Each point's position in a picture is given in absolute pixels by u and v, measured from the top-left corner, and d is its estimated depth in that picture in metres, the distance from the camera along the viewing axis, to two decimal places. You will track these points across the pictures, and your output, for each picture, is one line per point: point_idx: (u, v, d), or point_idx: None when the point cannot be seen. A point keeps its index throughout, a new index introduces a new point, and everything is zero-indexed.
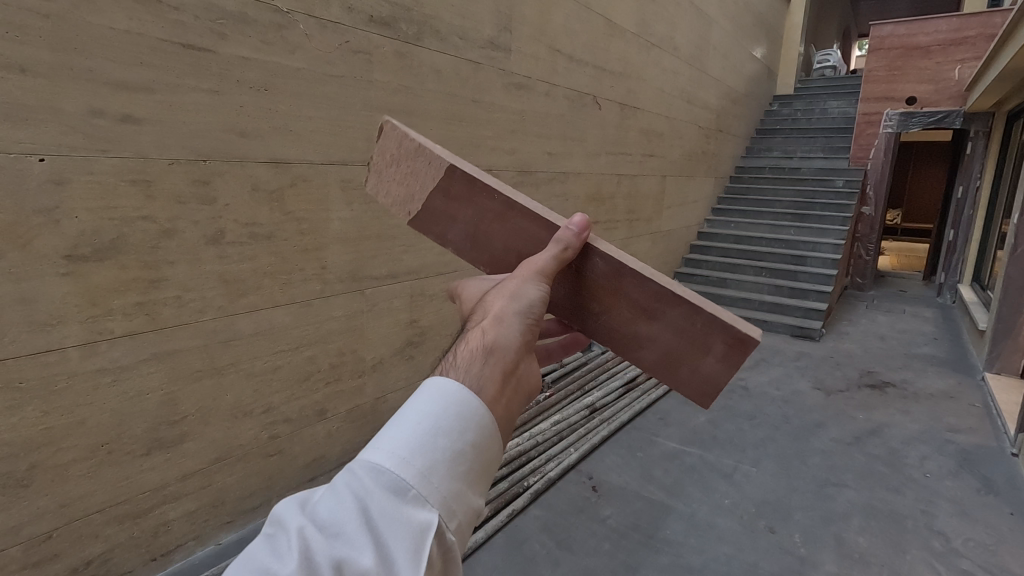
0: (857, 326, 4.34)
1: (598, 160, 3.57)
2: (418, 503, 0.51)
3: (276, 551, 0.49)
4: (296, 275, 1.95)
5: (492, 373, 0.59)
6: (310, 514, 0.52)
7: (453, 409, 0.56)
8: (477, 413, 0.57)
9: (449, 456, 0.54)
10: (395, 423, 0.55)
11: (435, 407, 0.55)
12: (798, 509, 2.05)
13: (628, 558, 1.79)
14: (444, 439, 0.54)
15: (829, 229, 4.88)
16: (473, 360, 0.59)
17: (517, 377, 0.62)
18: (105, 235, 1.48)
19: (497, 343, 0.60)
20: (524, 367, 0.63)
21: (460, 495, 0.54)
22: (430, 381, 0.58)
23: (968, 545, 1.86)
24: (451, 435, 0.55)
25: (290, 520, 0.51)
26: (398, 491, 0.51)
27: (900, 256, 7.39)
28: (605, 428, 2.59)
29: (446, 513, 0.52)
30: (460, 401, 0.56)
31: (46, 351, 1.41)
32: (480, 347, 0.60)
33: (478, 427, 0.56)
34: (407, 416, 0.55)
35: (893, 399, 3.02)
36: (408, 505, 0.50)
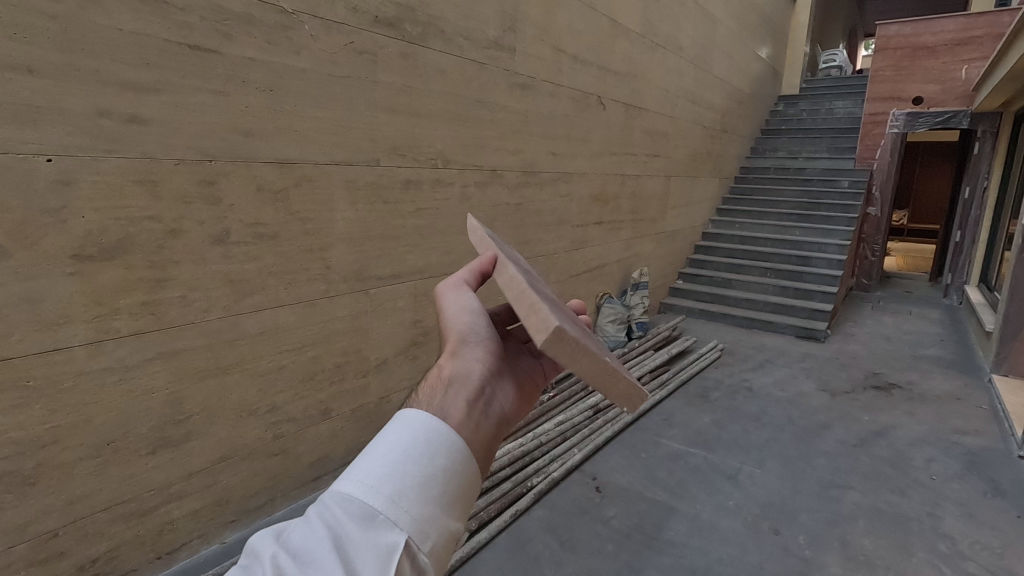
0: (862, 327, 4.32)
1: (602, 160, 3.57)
2: (386, 527, 0.53)
3: None
4: (301, 275, 1.96)
5: (454, 401, 0.64)
6: (284, 543, 0.54)
7: (420, 436, 0.60)
8: (447, 438, 0.60)
9: (418, 481, 0.56)
10: (366, 455, 0.58)
11: (403, 436, 0.59)
12: (803, 510, 2.04)
13: (632, 559, 1.78)
14: (413, 465, 0.57)
15: (834, 230, 4.85)
16: (433, 393, 0.66)
17: (485, 402, 0.66)
18: (111, 235, 1.49)
19: (451, 373, 0.67)
20: (490, 394, 0.68)
21: (434, 518, 0.56)
22: (399, 415, 0.62)
23: (975, 548, 1.84)
24: (421, 459, 0.58)
25: (263, 549, 0.53)
26: (366, 515, 0.53)
27: (906, 257, 7.37)
28: (610, 429, 2.58)
29: (419, 536, 0.54)
30: (430, 425, 0.60)
31: (52, 350, 1.42)
32: (439, 381, 0.66)
33: (450, 450, 0.60)
34: (377, 446, 0.59)
35: (899, 401, 3.00)
36: (377, 529, 0.53)
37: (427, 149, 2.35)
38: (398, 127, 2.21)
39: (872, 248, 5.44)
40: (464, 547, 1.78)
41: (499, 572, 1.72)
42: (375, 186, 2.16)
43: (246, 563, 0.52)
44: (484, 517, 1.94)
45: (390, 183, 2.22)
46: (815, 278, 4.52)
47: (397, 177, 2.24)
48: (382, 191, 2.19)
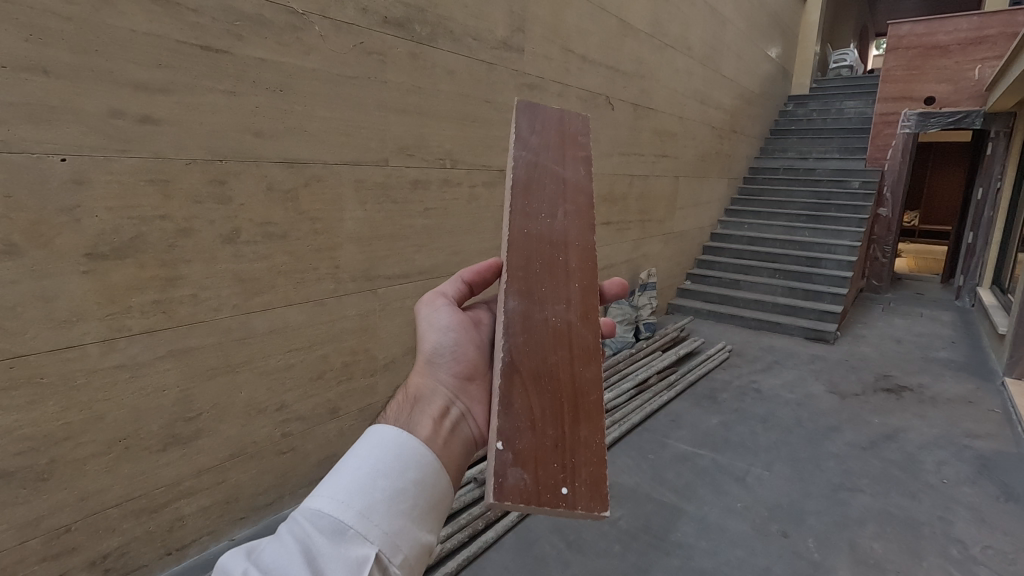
0: (872, 329, 4.28)
1: (610, 160, 3.56)
2: (357, 541, 0.59)
3: None
4: (310, 274, 1.97)
5: (419, 419, 0.77)
6: (255, 560, 0.58)
7: (385, 457, 0.67)
8: (417, 455, 0.69)
9: (383, 497, 0.64)
10: (337, 473, 0.65)
11: (375, 453, 0.67)
12: (812, 513, 2.03)
13: (639, 560, 1.78)
14: (381, 482, 0.64)
15: (844, 231, 4.81)
16: (403, 404, 0.81)
17: (450, 424, 0.81)
18: (124, 234, 1.50)
19: (417, 392, 0.84)
20: (457, 421, 0.83)
21: (403, 531, 0.63)
22: (369, 431, 0.71)
23: (987, 553, 1.82)
24: (390, 476, 0.65)
25: (235, 566, 0.57)
26: (335, 530, 0.59)
27: (918, 258, 7.31)
28: (617, 429, 2.58)
29: (388, 548, 0.61)
30: (400, 441, 0.69)
31: (65, 348, 1.44)
32: (407, 399, 0.83)
33: (418, 466, 0.68)
34: (348, 464, 0.66)
35: (909, 404, 2.97)
36: (346, 544, 0.59)
37: (435, 149, 2.36)
38: (407, 126, 2.21)
39: (883, 249, 5.39)
40: (471, 546, 1.79)
41: (505, 572, 1.72)
42: (384, 186, 2.16)
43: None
44: (491, 516, 1.94)
45: (398, 183, 2.22)
46: (824, 279, 4.49)
47: (405, 177, 2.25)
48: (390, 190, 2.19)
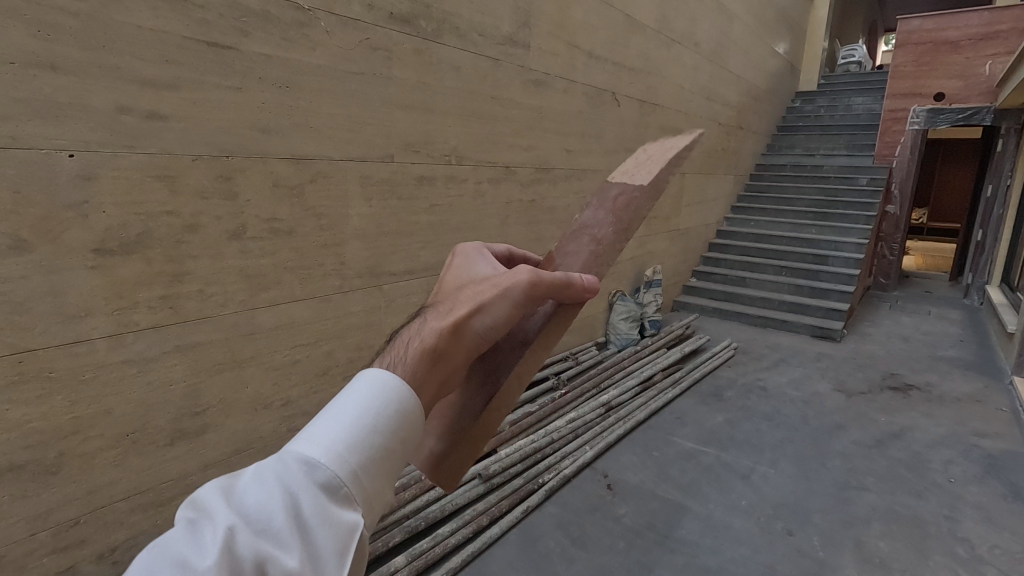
0: (880, 328, 4.24)
1: (616, 157, 3.55)
2: (342, 505, 0.50)
3: (194, 542, 0.45)
4: (316, 270, 1.98)
5: (426, 382, 0.63)
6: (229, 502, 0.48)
7: (384, 408, 0.57)
8: (414, 417, 0.59)
9: (378, 458, 0.54)
10: (332, 418, 0.55)
11: (377, 403, 0.56)
12: (818, 512, 2.02)
13: (643, 557, 1.78)
14: (377, 438, 0.55)
15: (851, 228, 4.78)
16: (416, 364, 0.63)
17: (441, 391, 0.67)
18: (131, 230, 1.51)
19: (442, 351, 0.66)
20: (447, 385, 0.68)
21: (384, 499, 0.55)
22: (369, 374, 0.59)
23: (993, 552, 1.81)
24: (387, 431, 0.56)
25: (210, 508, 0.48)
26: (327, 484, 0.50)
27: (926, 256, 7.26)
28: (623, 426, 2.58)
29: (370, 518, 0.53)
30: (399, 393, 0.58)
31: (73, 343, 1.45)
32: (426, 349, 0.64)
33: (414, 429, 0.59)
34: (344, 410, 0.56)
35: (917, 402, 2.95)
36: (334, 505, 0.50)
37: (440, 145, 2.36)
38: (413, 123, 2.21)
39: (891, 247, 5.35)
40: (474, 542, 1.79)
41: (509, 569, 1.73)
42: (389, 182, 2.16)
43: (191, 521, 0.47)
44: (495, 513, 1.93)
45: (404, 179, 2.22)
46: (831, 277, 4.46)
47: (411, 174, 2.25)
48: (395, 187, 2.20)
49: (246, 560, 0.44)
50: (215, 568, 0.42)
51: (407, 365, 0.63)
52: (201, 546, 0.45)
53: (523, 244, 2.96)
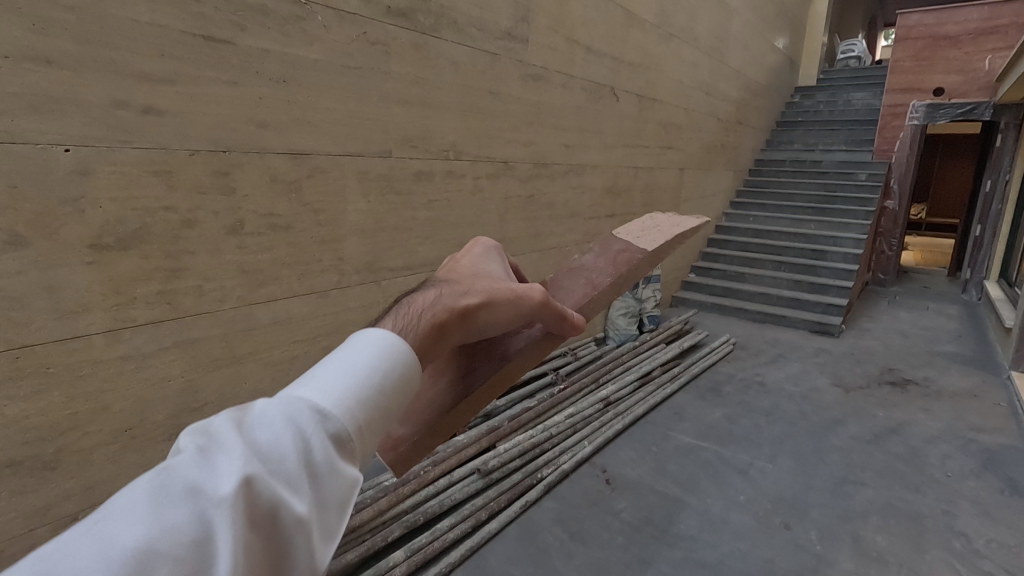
0: (878, 323, 4.25)
1: (615, 153, 3.54)
2: (350, 456, 0.45)
3: (199, 471, 0.39)
4: (315, 266, 1.97)
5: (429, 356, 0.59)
6: (235, 433, 0.42)
7: (401, 354, 0.51)
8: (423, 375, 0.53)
9: (391, 408, 0.49)
10: (349, 360, 0.48)
11: (396, 354, 0.50)
12: (815, 506, 2.03)
13: (641, 552, 1.79)
14: (393, 386, 0.49)
15: (850, 223, 4.78)
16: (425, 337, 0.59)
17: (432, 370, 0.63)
18: (128, 225, 1.50)
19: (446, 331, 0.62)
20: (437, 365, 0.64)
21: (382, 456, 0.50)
22: (383, 326, 0.53)
23: (990, 546, 1.82)
24: (402, 385, 0.50)
25: (215, 440, 0.41)
26: (342, 430, 0.44)
27: (924, 252, 7.26)
28: (621, 421, 2.58)
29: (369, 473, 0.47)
30: (412, 348, 0.52)
31: (70, 338, 1.44)
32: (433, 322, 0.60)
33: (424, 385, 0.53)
34: (361, 354, 0.49)
35: (915, 397, 2.96)
36: (344, 456, 0.44)
37: (438, 141, 2.35)
38: (411, 118, 2.21)
39: (889, 242, 5.36)
40: (472, 538, 1.79)
41: (508, 563, 1.73)
42: (387, 177, 2.16)
43: (193, 450, 0.40)
44: (494, 508, 1.93)
45: (402, 174, 2.22)
46: (829, 273, 4.46)
47: (409, 169, 2.24)
48: (394, 182, 2.19)
49: (254, 501, 0.38)
50: (224, 506, 0.36)
51: (416, 333, 0.57)
52: (202, 481, 0.38)
53: (522, 240, 2.96)
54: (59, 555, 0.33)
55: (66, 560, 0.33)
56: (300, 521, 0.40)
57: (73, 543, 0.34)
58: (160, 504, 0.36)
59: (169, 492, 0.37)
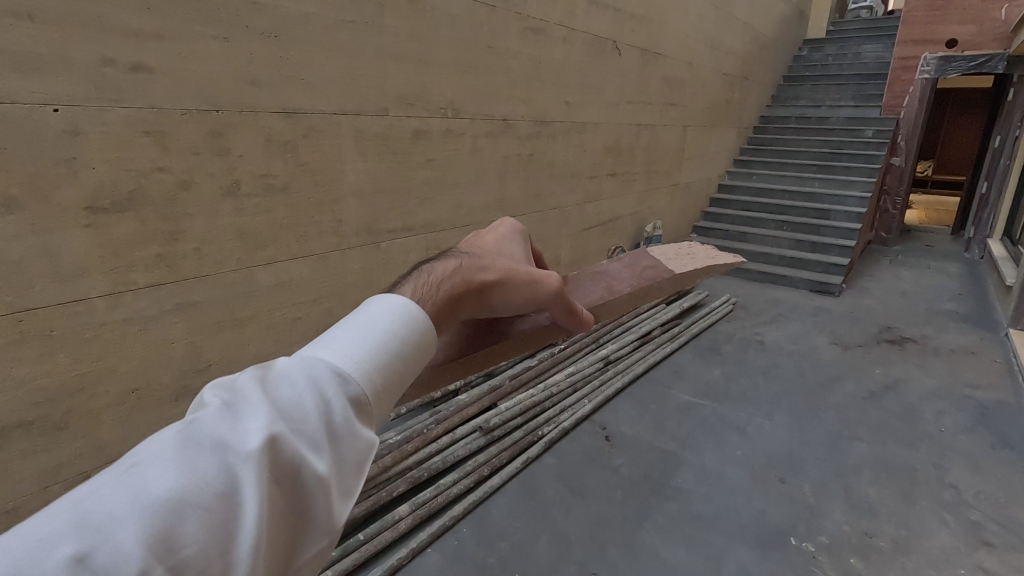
0: (879, 282, 4.24)
1: (616, 110, 3.46)
2: (362, 422, 0.49)
3: (232, 426, 0.42)
4: (313, 228, 1.96)
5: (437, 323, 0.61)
6: (263, 393, 0.45)
7: (413, 329, 0.54)
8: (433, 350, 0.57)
9: (398, 380, 0.52)
10: (365, 330, 0.51)
11: (409, 328, 0.53)
12: (810, 461, 2.08)
13: (639, 505, 1.84)
14: (405, 360, 0.52)
15: (855, 181, 4.71)
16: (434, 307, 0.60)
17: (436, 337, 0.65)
18: (123, 188, 1.49)
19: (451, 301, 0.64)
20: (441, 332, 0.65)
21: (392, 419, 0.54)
22: (399, 301, 0.55)
23: (979, 497, 1.88)
24: (412, 358, 0.53)
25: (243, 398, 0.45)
26: (356, 399, 0.48)
27: (929, 210, 7.19)
28: (621, 380, 2.62)
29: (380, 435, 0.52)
30: (423, 325, 0.55)
31: (72, 302, 1.45)
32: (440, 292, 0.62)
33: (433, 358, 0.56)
34: (376, 325, 0.52)
35: (912, 355, 2.99)
36: (360, 419, 0.49)
37: (436, 98, 2.29)
38: (407, 75, 2.15)
39: (894, 200, 5.30)
40: (476, 493, 1.84)
41: (510, 516, 1.79)
42: (384, 137, 2.12)
43: (225, 406, 0.44)
44: (496, 464, 1.98)
45: (399, 134, 2.17)
46: (832, 232, 4.42)
47: (406, 128, 2.20)
48: (391, 142, 2.15)
49: (284, 455, 0.43)
50: (258, 460, 0.41)
51: (434, 299, 0.60)
52: (239, 433, 0.42)
53: (522, 201, 2.93)
54: (119, 493, 0.37)
55: (128, 490, 0.37)
56: (319, 477, 0.44)
57: (131, 477, 0.38)
58: (201, 455, 0.40)
59: (209, 445, 0.41)
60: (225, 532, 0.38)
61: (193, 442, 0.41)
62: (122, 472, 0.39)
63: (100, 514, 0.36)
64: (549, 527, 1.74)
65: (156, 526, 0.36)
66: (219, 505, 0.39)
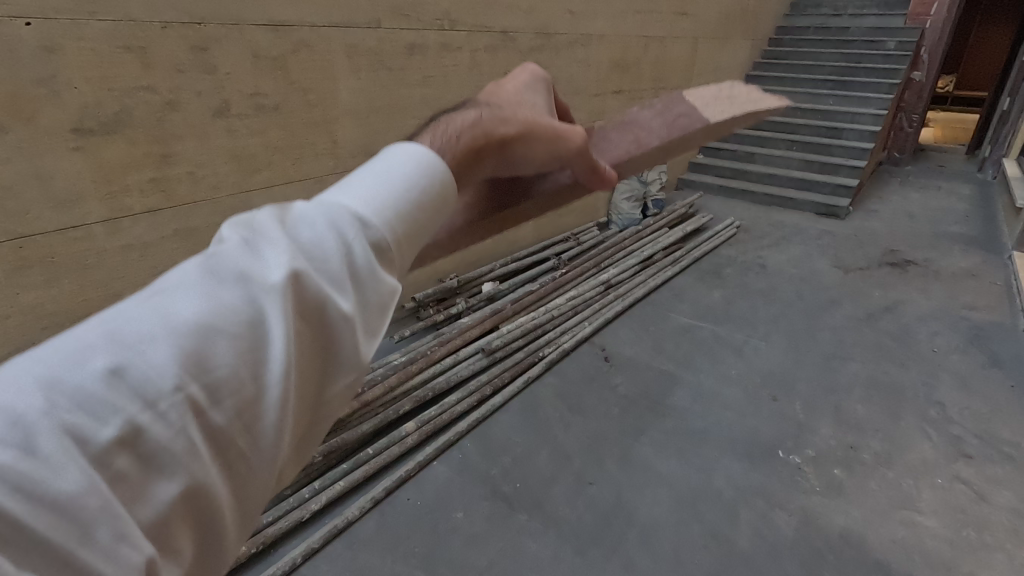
0: (886, 204, 4.17)
1: (624, 20, 3.25)
2: (385, 267, 0.44)
3: (250, 260, 0.39)
4: (308, 151, 1.91)
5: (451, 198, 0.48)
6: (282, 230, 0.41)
7: (439, 170, 0.46)
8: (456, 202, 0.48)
9: (422, 228, 0.46)
10: (383, 172, 0.45)
11: (430, 172, 0.45)
12: (802, 380, 2.14)
13: (635, 421, 1.92)
14: (431, 204, 0.45)
15: (871, 98, 4.50)
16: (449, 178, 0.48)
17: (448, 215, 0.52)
18: (109, 109, 1.43)
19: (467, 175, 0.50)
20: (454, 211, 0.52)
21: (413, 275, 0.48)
22: (412, 153, 0.46)
23: (962, 414, 1.95)
24: (433, 208, 0.46)
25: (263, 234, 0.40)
26: (379, 243, 0.43)
27: (946, 128, 6.93)
28: (621, 303, 2.65)
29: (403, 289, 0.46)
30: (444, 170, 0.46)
31: (70, 227, 1.44)
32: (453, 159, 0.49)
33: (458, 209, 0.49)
34: (395, 168, 0.45)
35: (913, 278, 2.99)
36: (383, 264, 0.43)
37: (431, 8, 2.15)
38: None
39: (910, 118, 5.09)
40: (479, 410, 1.92)
41: (512, 432, 1.87)
42: (378, 51, 2.01)
43: (244, 239, 0.40)
44: (498, 383, 2.05)
45: (394, 48, 2.06)
46: (843, 152, 4.29)
47: (401, 42, 2.08)
48: (385, 57, 2.04)
49: (306, 290, 0.39)
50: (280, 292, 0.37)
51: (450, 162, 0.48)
52: (262, 265, 0.39)
53: None
54: (142, 317, 0.35)
55: (151, 312, 0.35)
56: (343, 316, 0.40)
57: (154, 300, 0.36)
58: (222, 283, 0.37)
59: (230, 275, 0.37)
60: (251, 361, 0.36)
61: (214, 271, 0.37)
62: (149, 296, 0.37)
63: (129, 330, 0.34)
64: (548, 442, 1.83)
65: (187, 344, 0.34)
66: (247, 334, 0.36)
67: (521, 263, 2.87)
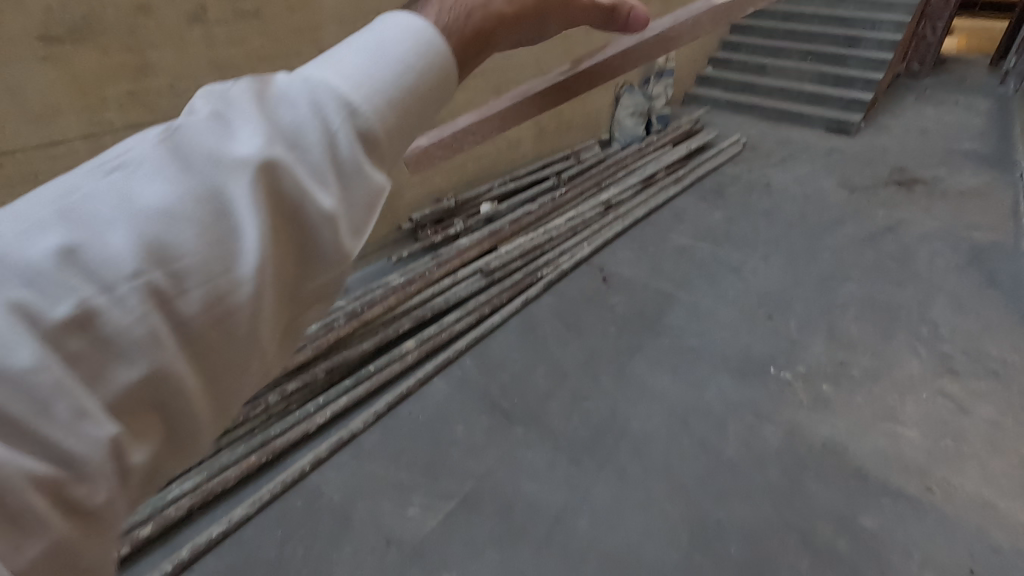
0: (900, 120, 4.01)
1: None
2: (375, 160, 0.38)
3: (217, 137, 0.33)
4: (294, 62, 1.80)
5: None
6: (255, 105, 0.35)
7: (433, 48, 0.39)
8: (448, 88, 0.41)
9: (413, 120, 0.39)
10: (370, 46, 0.38)
11: (419, 49, 0.39)
12: (799, 300, 2.15)
13: (632, 340, 1.95)
14: (422, 90, 0.39)
15: (896, 3, 4.19)
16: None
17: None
18: (75, 13, 1.33)
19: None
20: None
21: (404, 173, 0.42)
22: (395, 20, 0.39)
23: (954, 332, 1.98)
24: (420, 91, 0.39)
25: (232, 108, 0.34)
26: (368, 131, 0.37)
27: (971, 37, 6.53)
28: (621, 224, 2.61)
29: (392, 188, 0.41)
30: (433, 47, 0.39)
31: (50, 144, 1.38)
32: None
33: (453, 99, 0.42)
34: (385, 43, 0.38)
35: (919, 197, 2.93)
36: (371, 156, 0.37)
37: None
38: None
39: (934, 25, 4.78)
40: (478, 329, 1.95)
41: (511, 350, 1.91)
42: None
43: (211, 116, 0.34)
44: (497, 303, 2.07)
45: None
46: (859, 63, 4.07)
47: None
48: None
49: (280, 177, 0.33)
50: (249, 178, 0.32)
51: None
52: (230, 142, 0.33)
53: None
54: (94, 202, 0.30)
55: (109, 190, 0.30)
56: (326, 216, 0.34)
57: (112, 179, 0.31)
58: (183, 165, 0.32)
59: (193, 156, 0.32)
60: (218, 253, 0.31)
61: (175, 150, 0.32)
62: (107, 170, 0.32)
63: (84, 212, 0.30)
64: (546, 360, 1.87)
65: (145, 232, 0.30)
66: (211, 224, 0.31)
67: (520, 182, 2.81)
